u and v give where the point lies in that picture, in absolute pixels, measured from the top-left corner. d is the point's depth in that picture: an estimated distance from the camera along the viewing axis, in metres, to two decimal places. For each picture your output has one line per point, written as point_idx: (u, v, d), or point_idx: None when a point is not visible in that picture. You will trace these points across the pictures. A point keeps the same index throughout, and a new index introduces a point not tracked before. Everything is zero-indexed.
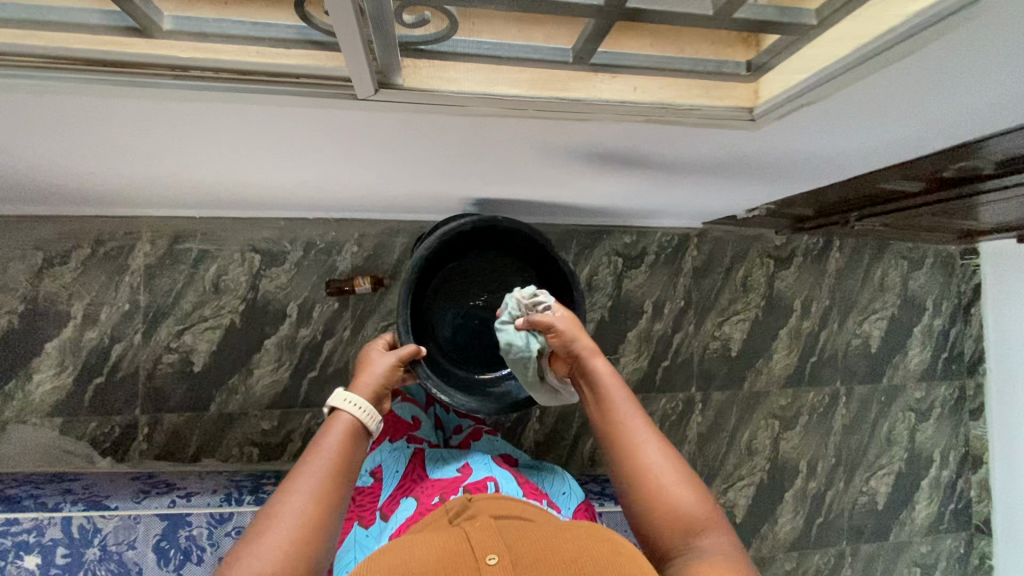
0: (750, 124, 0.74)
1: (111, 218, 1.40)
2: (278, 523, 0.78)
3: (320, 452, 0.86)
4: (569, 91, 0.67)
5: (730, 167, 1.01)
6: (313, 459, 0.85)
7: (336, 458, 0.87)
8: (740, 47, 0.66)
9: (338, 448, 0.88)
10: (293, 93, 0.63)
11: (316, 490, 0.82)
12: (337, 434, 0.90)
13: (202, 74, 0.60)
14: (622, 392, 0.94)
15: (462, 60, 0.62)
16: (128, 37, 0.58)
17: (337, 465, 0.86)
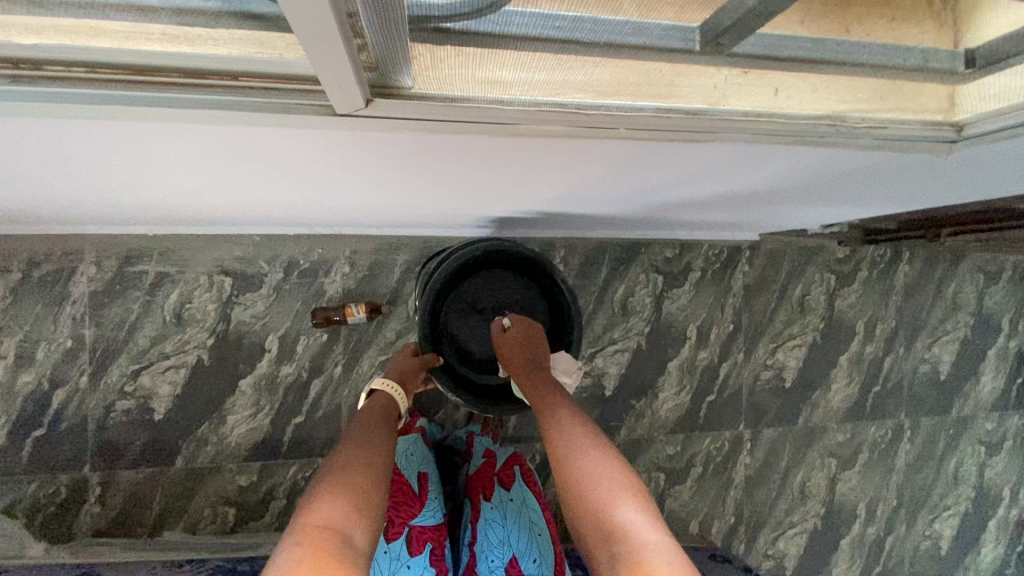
0: (950, 137, 0.49)
1: (44, 236, 1.14)
2: (347, 457, 0.66)
3: (368, 414, 0.79)
4: (683, 100, 0.42)
5: (842, 184, 0.76)
6: (362, 418, 0.77)
7: (386, 417, 0.80)
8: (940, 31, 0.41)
9: (385, 412, 0.82)
10: (231, 106, 0.39)
11: (377, 434, 0.73)
12: (377, 403, 0.84)
13: (68, 74, 0.36)
14: (566, 404, 0.76)
15: (515, 48, 0.37)
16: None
17: (388, 425, 0.79)
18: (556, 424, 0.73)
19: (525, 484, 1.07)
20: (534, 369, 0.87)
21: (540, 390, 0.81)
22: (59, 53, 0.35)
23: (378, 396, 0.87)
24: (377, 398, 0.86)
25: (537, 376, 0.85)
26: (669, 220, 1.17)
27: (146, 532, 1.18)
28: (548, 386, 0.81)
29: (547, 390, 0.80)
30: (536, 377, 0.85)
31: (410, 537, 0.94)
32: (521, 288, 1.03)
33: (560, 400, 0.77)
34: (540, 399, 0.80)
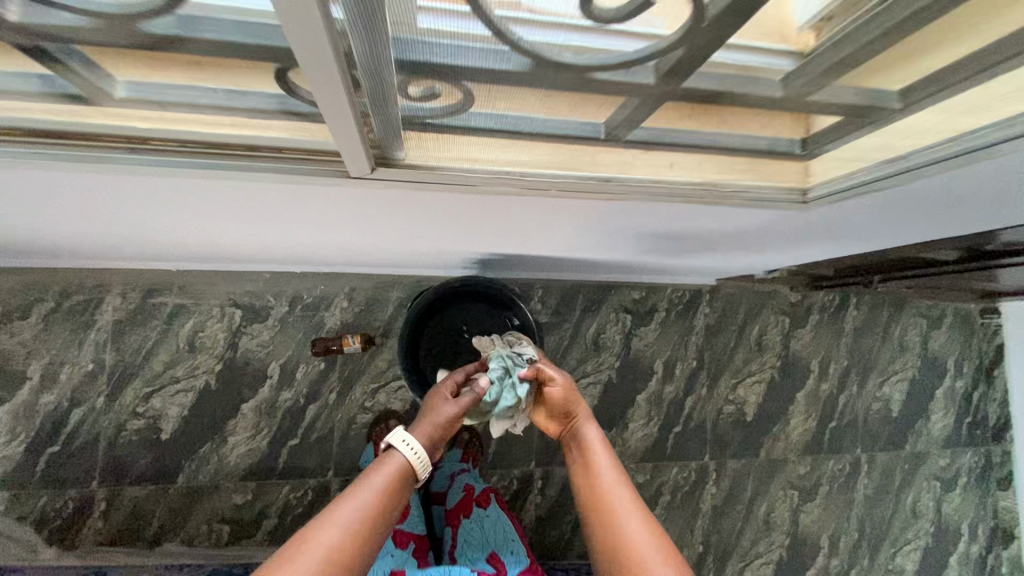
0: (801, 202, 0.65)
1: (78, 270, 1.28)
2: (332, 549, 0.65)
3: (382, 481, 0.73)
4: (599, 170, 0.58)
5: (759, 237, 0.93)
6: (374, 485, 0.72)
7: (397, 496, 0.74)
8: (794, 125, 0.55)
9: (400, 487, 0.75)
10: (276, 170, 0.55)
11: (378, 527, 0.69)
12: (397, 467, 0.76)
13: (167, 146, 0.52)
14: (601, 451, 0.84)
15: (473, 135, 0.52)
16: (72, 103, 0.46)
17: (396, 509, 0.73)
18: (594, 477, 0.82)
19: (500, 505, 1.20)
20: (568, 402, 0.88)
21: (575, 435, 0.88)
22: (154, 128, 0.50)
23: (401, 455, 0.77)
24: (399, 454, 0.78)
25: (571, 413, 0.88)
26: (632, 265, 1.33)
27: (145, 546, 1.25)
28: (583, 426, 0.87)
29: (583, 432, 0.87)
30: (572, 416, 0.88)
31: (396, 536, 1.04)
32: (500, 327, 1.17)
33: (596, 446, 0.85)
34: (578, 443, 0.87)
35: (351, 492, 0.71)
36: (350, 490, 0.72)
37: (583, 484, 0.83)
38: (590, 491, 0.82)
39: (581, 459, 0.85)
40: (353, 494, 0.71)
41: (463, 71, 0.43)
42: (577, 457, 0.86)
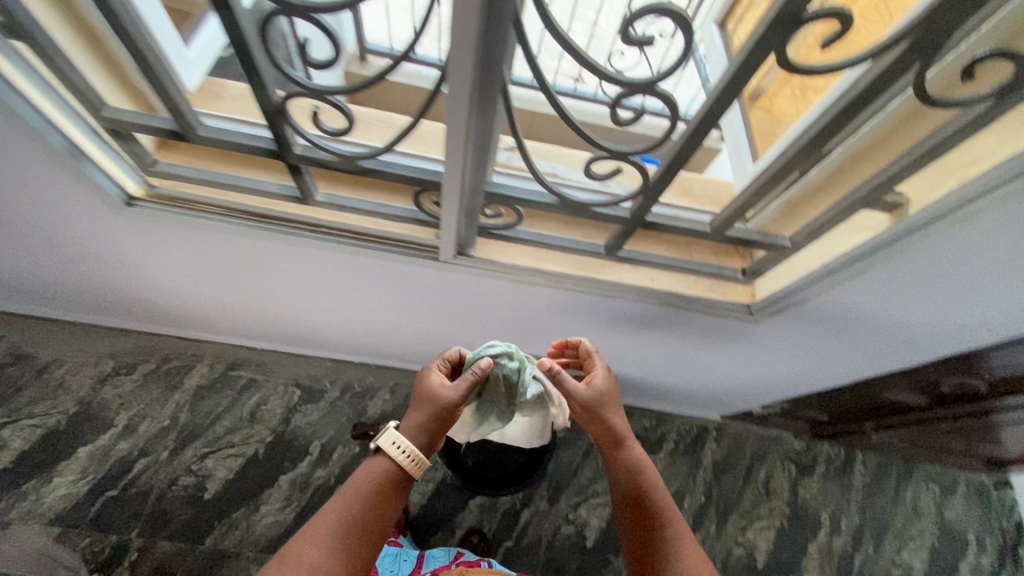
0: (750, 319, 0.88)
1: (184, 341, 1.58)
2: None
3: (370, 507, 0.70)
4: (602, 275, 0.84)
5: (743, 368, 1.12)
6: (359, 513, 0.70)
7: (385, 516, 0.72)
8: (735, 256, 0.87)
9: (390, 506, 0.72)
10: (390, 250, 0.82)
11: (366, 555, 0.69)
12: (384, 487, 0.72)
13: (330, 230, 0.81)
14: (651, 479, 0.80)
15: (519, 241, 0.81)
16: (284, 199, 0.79)
17: (384, 528, 0.72)
18: (648, 508, 0.78)
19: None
20: (608, 431, 0.81)
21: (618, 464, 0.82)
22: (324, 219, 0.81)
23: (390, 472, 0.73)
24: (388, 470, 0.74)
25: (611, 441, 0.82)
26: (640, 390, 1.52)
27: None
28: (627, 456, 0.81)
29: (628, 462, 0.81)
30: (613, 447, 0.82)
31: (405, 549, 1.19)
32: None
33: (645, 474, 0.80)
34: (622, 473, 0.81)
35: (334, 522, 0.68)
36: (331, 518, 0.69)
37: (634, 517, 0.79)
38: (646, 525, 0.77)
39: (631, 491, 0.80)
40: (339, 522, 0.68)
41: (512, 199, 0.71)
42: (624, 488, 0.81)
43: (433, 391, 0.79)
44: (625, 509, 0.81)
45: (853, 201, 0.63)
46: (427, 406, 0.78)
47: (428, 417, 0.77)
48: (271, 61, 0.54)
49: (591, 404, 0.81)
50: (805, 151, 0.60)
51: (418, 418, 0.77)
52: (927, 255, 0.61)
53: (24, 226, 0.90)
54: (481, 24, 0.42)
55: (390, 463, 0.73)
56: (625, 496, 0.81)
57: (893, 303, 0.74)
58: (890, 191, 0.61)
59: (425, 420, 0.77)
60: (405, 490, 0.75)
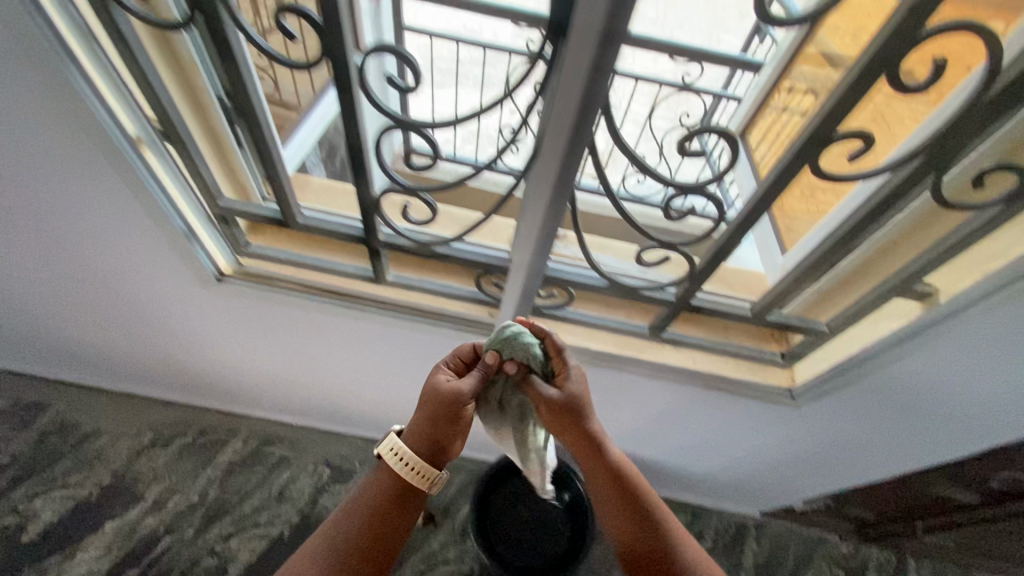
0: (792, 404, 0.90)
1: (221, 415, 1.61)
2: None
3: (355, 534, 0.66)
4: (646, 355, 0.89)
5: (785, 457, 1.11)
6: (341, 543, 0.65)
7: (374, 542, 0.66)
8: (773, 340, 0.90)
9: (380, 531, 0.66)
10: (448, 327, 0.89)
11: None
12: (369, 513, 0.66)
13: (394, 308, 0.89)
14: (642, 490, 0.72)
15: (568, 321, 0.88)
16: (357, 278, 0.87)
17: (379, 553, 0.66)
18: (645, 521, 0.70)
19: None
20: (588, 438, 0.71)
21: (603, 477, 0.72)
22: (391, 297, 0.89)
23: (376, 494, 0.67)
24: (375, 492, 0.67)
25: (590, 451, 0.72)
26: (675, 480, 1.48)
27: None
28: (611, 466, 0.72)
29: (614, 471, 0.72)
30: (593, 455, 0.72)
31: None
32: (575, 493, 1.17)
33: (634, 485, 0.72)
34: (609, 485, 0.72)
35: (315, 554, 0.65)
36: (316, 546, 0.66)
37: (631, 535, 0.70)
38: (645, 541, 0.70)
39: (624, 505, 0.71)
40: (328, 545, 0.65)
41: (566, 282, 0.78)
42: (617, 503, 0.72)
43: (433, 389, 0.69)
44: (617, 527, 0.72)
45: (886, 290, 0.69)
46: (427, 406, 0.68)
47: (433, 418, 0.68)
48: (375, 162, 0.65)
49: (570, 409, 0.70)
50: (837, 245, 0.67)
51: (427, 422, 0.68)
52: (962, 340, 0.66)
53: (110, 309, 0.98)
54: (570, 134, 0.53)
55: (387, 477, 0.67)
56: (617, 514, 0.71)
57: (936, 391, 0.76)
58: (919, 282, 0.67)
59: (426, 424, 0.68)
60: (402, 510, 0.68)
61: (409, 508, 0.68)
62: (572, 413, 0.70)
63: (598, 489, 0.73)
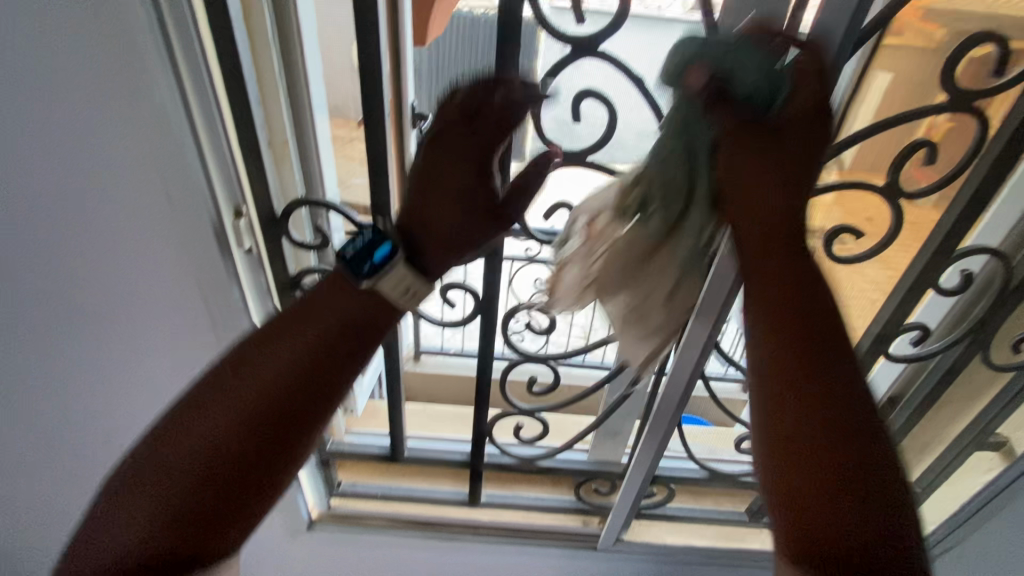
0: None
1: None
2: (108, 550, 0.39)
3: (209, 419, 0.41)
4: (751, 543, 0.88)
5: None
6: (192, 422, 0.41)
7: (232, 429, 0.40)
8: None
9: (246, 413, 0.41)
10: (550, 543, 0.86)
11: (199, 501, 0.40)
12: (237, 386, 0.41)
13: (492, 531, 0.87)
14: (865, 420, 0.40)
15: (669, 517, 0.88)
16: (456, 503, 0.87)
17: (240, 455, 0.40)
18: (867, 477, 0.38)
19: None
20: (797, 296, 0.41)
21: (787, 290, 0.41)
22: (486, 519, 0.87)
23: (255, 355, 0.42)
24: (255, 351, 0.42)
25: (788, 311, 0.41)
26: None
27: None
28: (828, 350, 0.41)
29: (831, 361, 0.41)
30: (784, 324, 0.41)
31: None
32: None
33: (857, 401, 0.40)
34: (812, 387, 0.40)
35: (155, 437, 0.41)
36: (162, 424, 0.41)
37: (805, 420, 0.40)
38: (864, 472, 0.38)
39: (835, 437, 0.39)
40: (241, 365, 0.42)
41: (669, 476, 0.83)
42: (820, 422, 0.39)
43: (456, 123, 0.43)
44: (794, 472, 0.39)
45: (965, 445, 0.77)
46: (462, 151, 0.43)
47: (433, 160, 0.44)
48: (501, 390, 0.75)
49: (783, 229, 0.43)
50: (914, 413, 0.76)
51: (423, 181, 0.44)
52: None
53: None
54: (691, 369, 0.63)
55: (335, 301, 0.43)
56: (799, 443, 0.40)
57: None
58: (991, 434, 0.76)
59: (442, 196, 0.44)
60: (293, 390, 0.42)
61: (305, 391, 0.42)
62: (780, 237, 0.42)
63: (772, 384, 0.41)
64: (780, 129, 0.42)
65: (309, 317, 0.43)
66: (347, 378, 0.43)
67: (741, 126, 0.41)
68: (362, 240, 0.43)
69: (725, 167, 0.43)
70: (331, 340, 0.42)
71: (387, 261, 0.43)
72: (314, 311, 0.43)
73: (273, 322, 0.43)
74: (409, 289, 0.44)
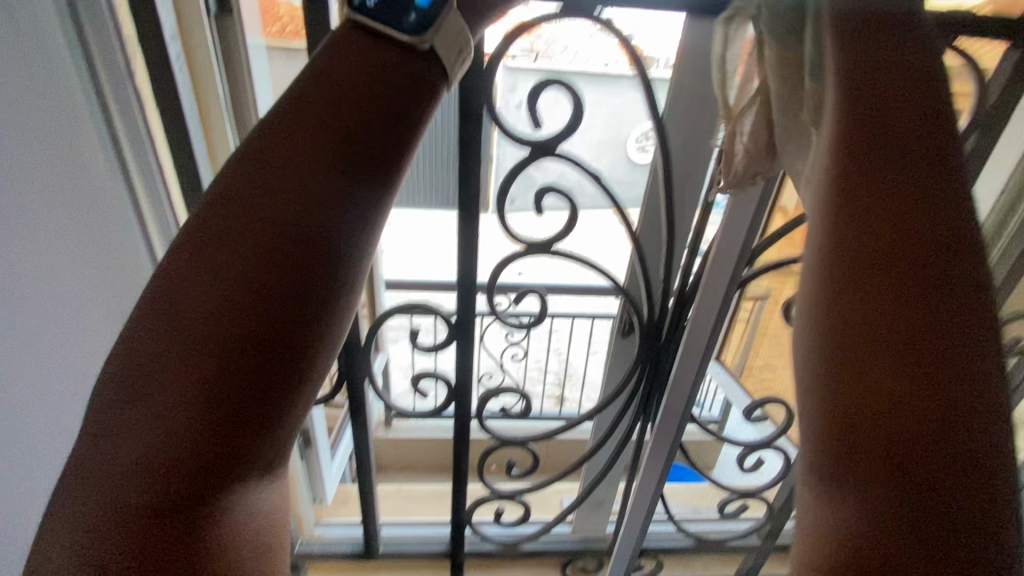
0: None
1: None
2: (139, 441, 0.32)
3: (243, 261, 0.34)
4: None
5: None
6: (225, 239, 0.35)
7: (295, 225, 0.35)
8: None
9: (308, 208, 0.35)
10: None
11: (258, 353, 0.34)
12: (274, 174, 0.35)
13: None
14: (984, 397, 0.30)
15: None
16: None
17: (310, 259, 0.36)
18: (952, 473, 0.29)
19: None
20: (904, 209, 0.32)
21: (877, 126, 0.33)
22: None
23: (288, 137, 0.36)
24: (287, 132, 0.36)
25: (885, 226, 0.32)
26: None
27: None
28: (948, 291, 0.31)
29: (950, 304, 0.31)
30: (874, 238, 0.32)
31: None
32: None
33: (983, 371, 0.30)
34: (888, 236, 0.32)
35: (171, 286, 0.34)
36: (167, 273, 0.35)
37: (884, 278, 0.31)
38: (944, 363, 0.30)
39: (922, 402, 0.30)
40: (234, 223, 0.35)
41: (656, 549, 0.81)
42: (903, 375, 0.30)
43: None
44: (853, 405, 0.30)
45: None
46: None
47: None
48: (479, 474, 0.72)
49: (909, 136, 0.33)
50: None
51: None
52: None
53: None
54: (668, 441, 0.64)
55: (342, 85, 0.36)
56: (864, 393, 0.30)
57: None
58: None
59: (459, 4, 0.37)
60: (350, 150, 0.36)
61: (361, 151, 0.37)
62: (893, 145, 0.33)
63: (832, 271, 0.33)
64: (922, 48, 0.35)
65: (342, 76, 0.36)
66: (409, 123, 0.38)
67: (852, 70, 0.34)
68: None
69: (849, 66, 0.34)
70: (382, 75, 0.36)
71: (430, 10, 0.36)
72: (344, 75, 0.36)
73: (293, 97, 0.36)
74: (458, 45, 0.38)
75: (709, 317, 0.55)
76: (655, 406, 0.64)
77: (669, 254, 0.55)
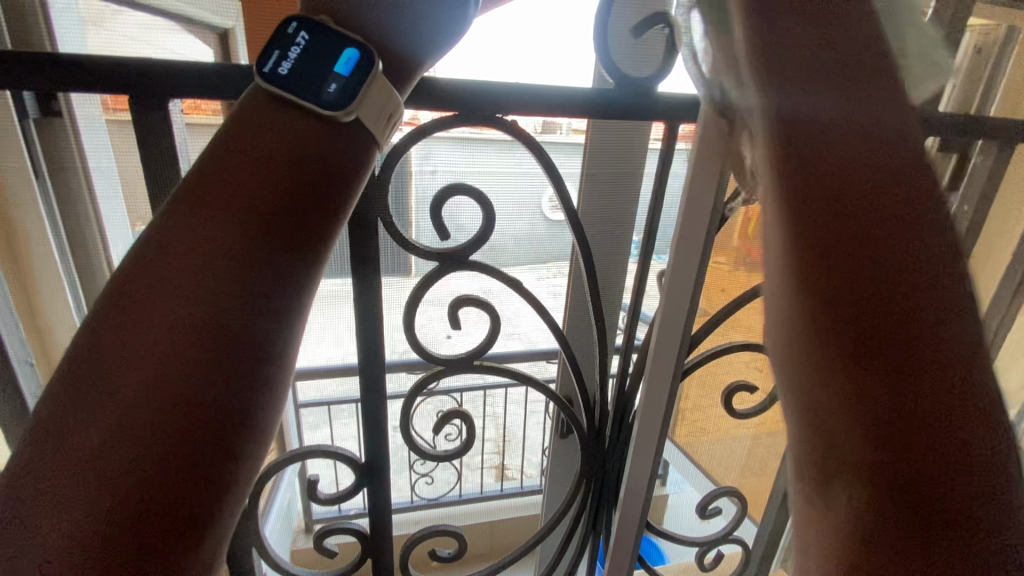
0: None
1: None
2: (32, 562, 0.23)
3: (184, 300, 0.26)
4: None
5: None
6: (144, 300, 0.26)
7: (224, 289, 0.27)
8: None
9: (243, 269, 0.27)
10: None
11: (184, 455, 0.25)
12: (211, 225, 0.27)
13: None
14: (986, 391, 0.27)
15: None
16: None
17: (253, 325, 0.28)
18: None
19: None
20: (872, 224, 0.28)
21: None
22: None
23: (217, 175, 0.28)
24: (214, 182, 0.28)
25: (849, 236, 0.28)
26: None
27: None
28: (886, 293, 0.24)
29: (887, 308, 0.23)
30: None
31: None
32: None
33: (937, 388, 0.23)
34: None
35: (84, 346, 0.25)
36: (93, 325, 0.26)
37: None
38: None
39: None
40: (170, 261, 0.27)
41: None
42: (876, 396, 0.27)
43: None
44: None
45: None
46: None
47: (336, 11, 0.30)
48: None
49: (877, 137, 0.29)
50: None
51: (309, 52, 0.28)
52: None
53: None
54: (627, 558, 0.57)
55: (266, 143, 0.28)
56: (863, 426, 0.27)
57: None
58: None
59: (371, 82, 0.29)
60: (292, 202, 0.29)
61: (308, 203, 0.29)
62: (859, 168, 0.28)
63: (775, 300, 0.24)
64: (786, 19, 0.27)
65: (266, 136, 0.29)
66: (353, 175, 0.31)
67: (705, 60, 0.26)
68: (299, 53, 0.28)
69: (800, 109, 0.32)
70: (303, 160, 0.29)
71: (354, 79, 0.29)
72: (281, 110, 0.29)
73: (225, 134, 0.29)
74: (387, 110, 0.31)
75: (657, 420, 0.51)
76: (604, 522, 0.58)
77: (603, 359, 0.51)
